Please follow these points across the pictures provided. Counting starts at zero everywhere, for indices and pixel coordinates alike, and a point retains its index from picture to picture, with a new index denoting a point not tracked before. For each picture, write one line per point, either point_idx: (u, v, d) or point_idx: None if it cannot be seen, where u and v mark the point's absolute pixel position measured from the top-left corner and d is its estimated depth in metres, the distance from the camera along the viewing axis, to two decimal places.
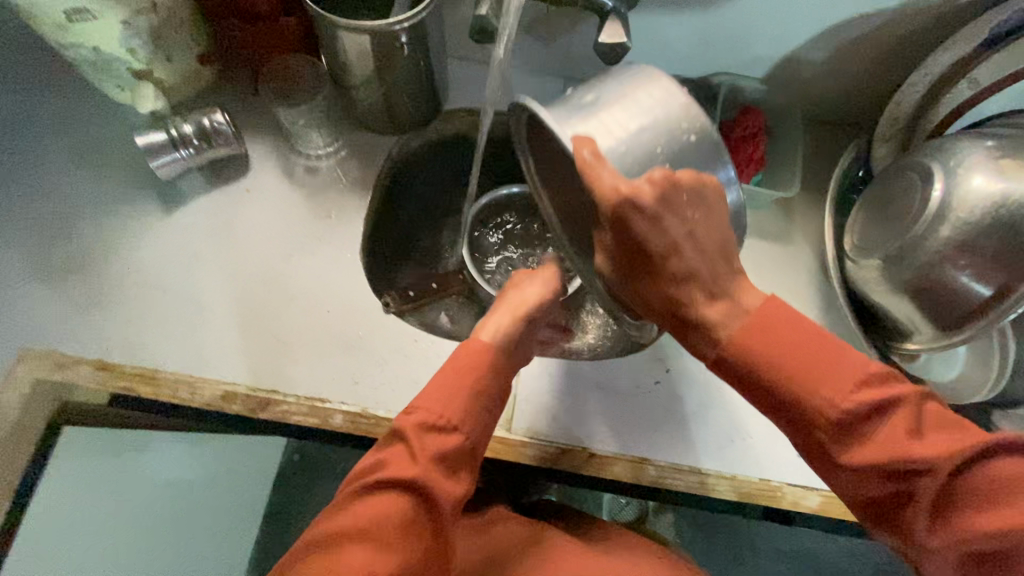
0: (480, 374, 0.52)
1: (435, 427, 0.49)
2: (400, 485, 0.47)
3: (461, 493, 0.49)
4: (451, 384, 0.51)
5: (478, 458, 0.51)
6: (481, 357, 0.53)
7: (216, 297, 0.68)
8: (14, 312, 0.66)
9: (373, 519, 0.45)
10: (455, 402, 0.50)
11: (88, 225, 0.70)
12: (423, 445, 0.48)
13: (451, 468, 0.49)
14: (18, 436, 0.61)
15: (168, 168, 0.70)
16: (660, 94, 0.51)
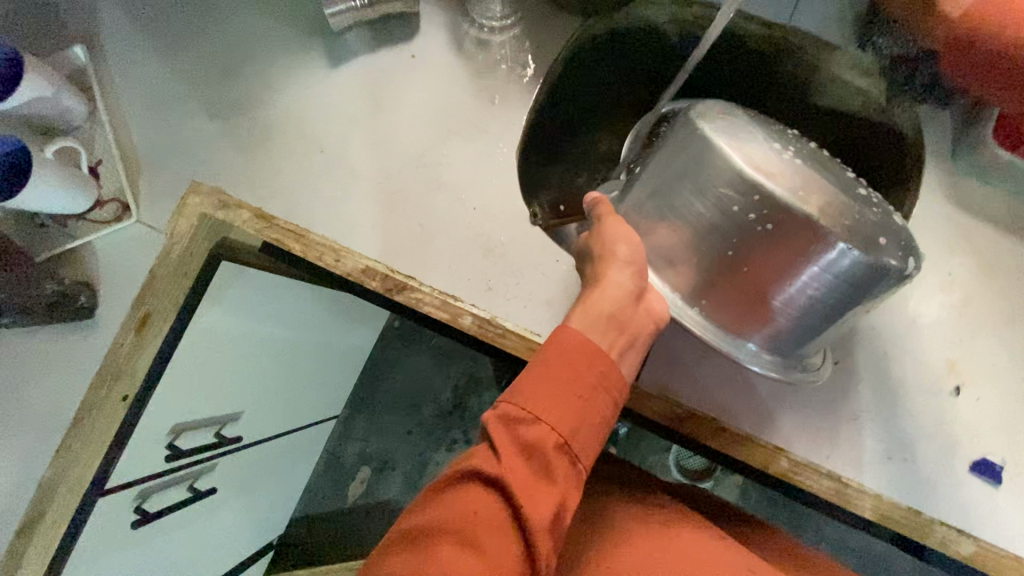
0: (567, 365, 0.42)
1: (521, 422, 0.40)
2: (484, 479, 0.39)
3: (557, 502, 0.39)
4: (548, 376, 0.42)
5: (576, 456, 0.41)
6: (569, 351, 0.43)
7: (368, 167, 0.66)
8: (189, 143, 0.68)
9: (456, 518, 0.38)
10: (542, 397, 0.41)
11: (258, 66, 0.68)
12: (509, 440, 0.40)
13: (542, 467, 0.40)
14: (185, 262, 0.66)
15: (339, 18, 0.65)
16: (754, 161, 0.43)
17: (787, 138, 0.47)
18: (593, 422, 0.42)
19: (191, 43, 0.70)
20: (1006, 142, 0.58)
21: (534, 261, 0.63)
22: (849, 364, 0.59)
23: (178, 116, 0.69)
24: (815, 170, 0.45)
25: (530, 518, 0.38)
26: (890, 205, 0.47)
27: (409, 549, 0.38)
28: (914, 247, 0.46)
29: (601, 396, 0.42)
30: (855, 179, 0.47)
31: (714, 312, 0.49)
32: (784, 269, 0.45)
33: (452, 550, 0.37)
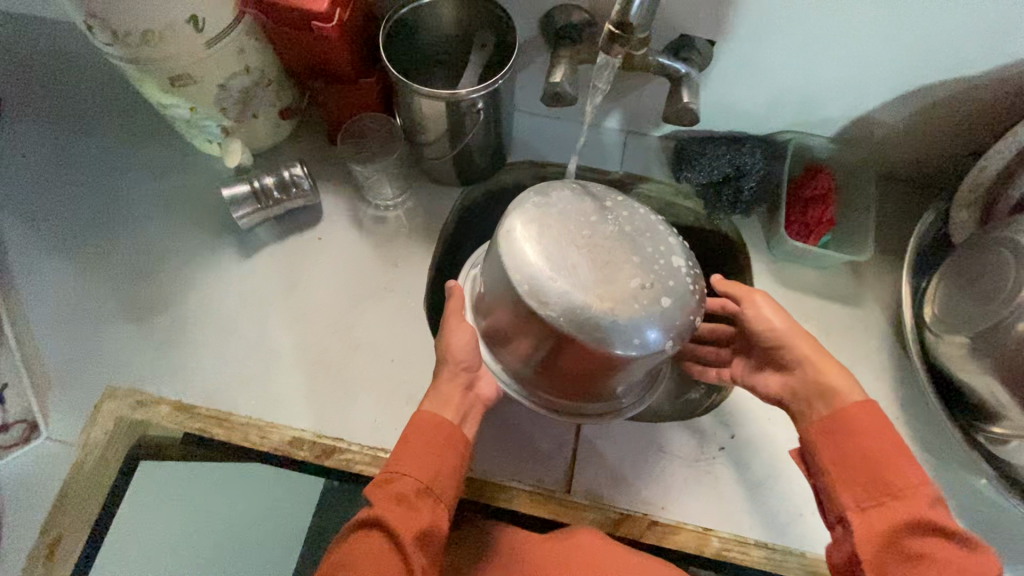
0: (420, 429, 0.54)
1: (392, 477, 0.51)
2: (369, 524, 0.49)
3: (427, 530, 0.49)
4: (409, 441, 0.53)
5: (441, 497, 0.52)
6: (422, 421, 0.54)
7: (287, 341, 0.71)
8: (104, 350, 0.70)
9: (351, 558, 0.47)
10: (407, 456, 0.52)
11: (172, 269, 0.74)
12: (384, 493, 0.50)
13: (413, 509, 0.50)
14: (100, 469, 0.64)
15: (248, 218, 0.74)
16: (535, 267, 0.54)
17: (572, 248, 0.55)
18: (449, 470, 0.53)
19: (104, 257, 0.74)
20: (800, 235, 0.75)
21: None
22: (746, 436, 0.68)
23: (91, 325, 0.71)
24: (584, 275, 0.54)
25: (408, 544, 0.48)
26: (668, 286, 0.55)
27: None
28: (682, 326, 0.55)
29: (452, 452, 0.53)
30: (639, 264, 0.55)
31: (546, 386, 0.64)
32: (575, 363, 0.57)
33: None
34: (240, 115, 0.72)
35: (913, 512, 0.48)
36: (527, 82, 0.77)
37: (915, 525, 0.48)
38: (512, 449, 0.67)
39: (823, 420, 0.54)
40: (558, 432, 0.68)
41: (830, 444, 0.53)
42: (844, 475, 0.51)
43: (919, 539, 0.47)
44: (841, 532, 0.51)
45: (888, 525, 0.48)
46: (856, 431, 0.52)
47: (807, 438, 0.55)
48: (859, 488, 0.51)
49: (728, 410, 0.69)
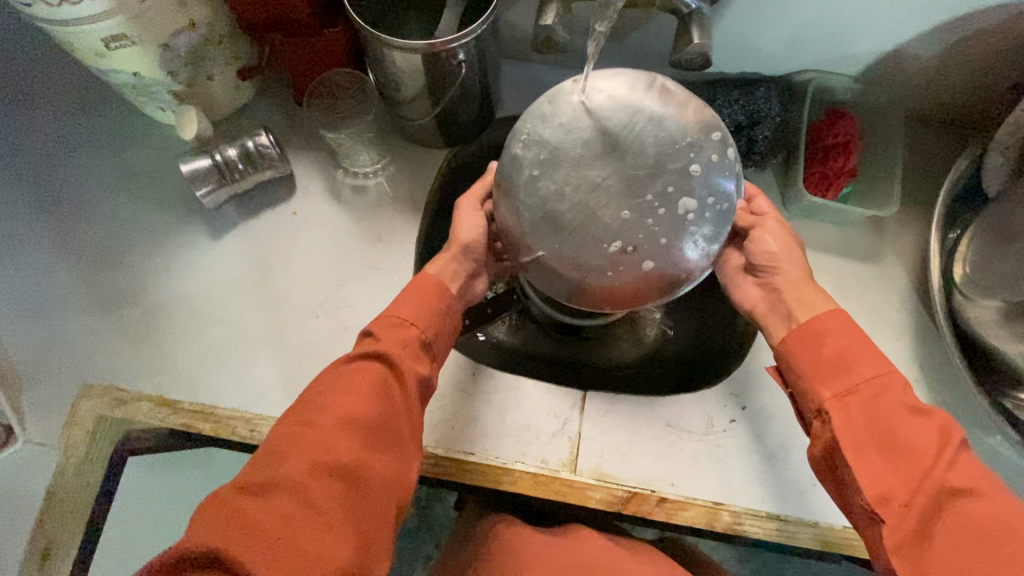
0: (428, 283, 0.54)
1: (398, 320, 0.51)
2: (376, 352, 0.49)
3: (429, 372, 0.51)
4: (414, 291, 0.53)
5: (438, 352, 0.53)
6: (431, 278, 0.55)
7: (270, 328, 0.66)
8: (74, 345, 0.66)
9: (354, 380, 0.47)
10: (416, 300, 0.53)
11: (137, 254, 0.68)
12: (392, 332, 0.50)
13: (417, 353, 0.51)
14: (84, 472, 0.61)
15: (213, 197, 0.67)
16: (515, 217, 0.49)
17: (559, 189, 0.46)
18: (446, 331, 0.54)
19: (63, 244, 0.69)
20: (819, 188, 0.69)
21: (454, 381, 0.65)
22: (758, 407, 0.65)
23: (57, 319, 0.66)
24: (560, 235, 0.47)
25: (412, 378, 0.49)
26: (659, 244, 0.47)
27: (305, 408, 0.46)
28: (672, 281, 0.49)
29: (450, 319, 0.54)
30: (634, 213, 0.46)
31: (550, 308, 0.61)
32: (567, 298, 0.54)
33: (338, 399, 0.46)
34: (192, 79, 0.64)
35: (884, 400, 0.45)
36: (514, 25, 0.68)
37: (891, 408, 0.45)
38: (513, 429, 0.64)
39: (793, 330, 0.52)
40: (562, 410, 0.65)
41: (822, 373, 0.49)
42: (818, 374, 0.49)
43: (893, 418, 0.44)
44: (820, 428, 0.48)
45: (864, 411, 0.46)
46: (823, 333, 0.50)
47: (782, 347, 0.52)
48: (834, 382, 0.48)
49: (738, 380, 0.66)
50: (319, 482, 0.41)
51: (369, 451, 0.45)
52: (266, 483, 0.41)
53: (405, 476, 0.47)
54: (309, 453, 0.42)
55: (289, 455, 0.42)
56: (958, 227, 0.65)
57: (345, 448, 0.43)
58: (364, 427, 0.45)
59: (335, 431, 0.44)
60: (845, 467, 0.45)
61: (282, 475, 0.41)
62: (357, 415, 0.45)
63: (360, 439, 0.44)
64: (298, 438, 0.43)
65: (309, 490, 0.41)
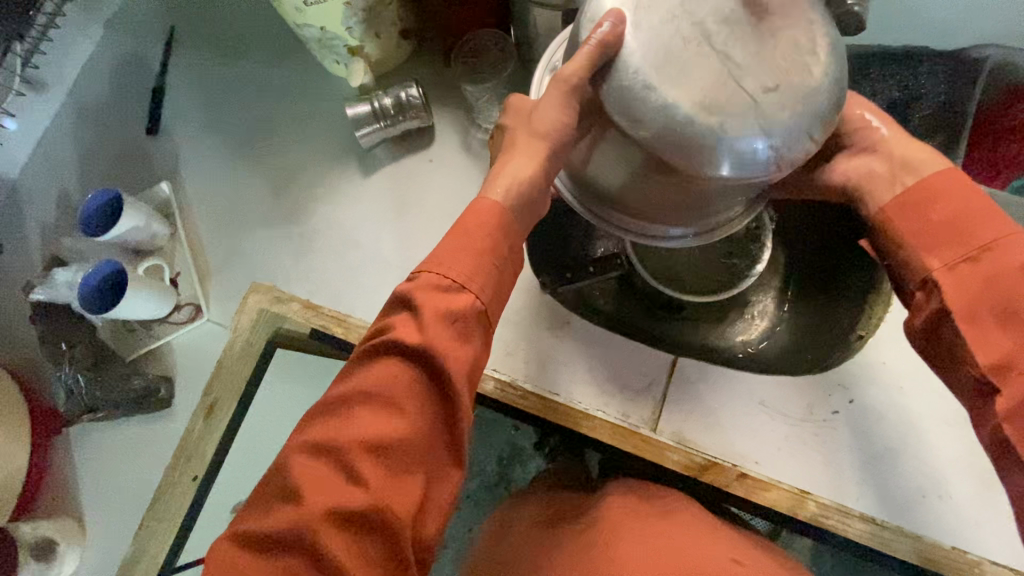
0: (482, 243, 0.48)
1: (435, 294, 0.46)
2: (403, 350, 0.44)
3: (472, 354, 0.46)
4: (463, 245, 0.48)
5: (487, 325, 0.48)
6: (492, 210, 0.49)
7: (400, 256, 0.76)
8: (250, 250, 0.80)
9: (379, 386, 0.44)
10: (462, 268, 0.47)
11: (303, 183, 0.81)
12: (428, 307, 0.45)
13: (461, 331, 0.46)
14: (248, 350, 0.76)
15: (369, 137, 0.77)
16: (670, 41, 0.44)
17: None
18: (503, 280, 0.49)
19: (253, 168, 0.84)
20: (985, 176, 0.66)
21: (549, 326, 0.69)
22: (866, 402, 0.61)
23: (240, 228, 0.81)
24: (732, 39, 0.43)
25: (450, 372, 0.45)
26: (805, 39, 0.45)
27: (331, 422, 0.44)
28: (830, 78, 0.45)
29: (512, 258, 0.50)
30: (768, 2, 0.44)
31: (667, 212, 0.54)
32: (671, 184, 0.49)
33: (370, 412, 0.43)
34: (364, 35, 0.74)
35: (1004, 258, 0.45)
36: None
37: (1007, 265, 0.44)
38: (599, 378, 0.66)
39: (893, 199, 0.51)
40: (652, 370, 0.66)
41: (920, 228, 0.49)
42: (927, 244, 0.48)
43: (1008, 276, 0.44)
44: (923, 300, 0.48)
45: (978, 278, 0.45)
46: (933, 197, 0.49)
47: (881, 217, 0.51)
48: (945, 251, 0.47)
49: (846, 370, 0.62)
50: (332, 532, 0.41)
51: (393, 476, 0.43)
52: (279, 530, 0.41)
53: (438, 483, 0.45)
54: (332, 482, 0.42)
55: (307, 486, 0.42)
56: None
57: (363, 488, 0.42)
58: (385, 454, 0.43)
59: (355, 459, 0.42)
60: (954, 334, 0.46)
61: (300, 522, 0.40)
62: (377, 440, 0.43)
63: (380, 468, 0.42)
64: (318, 468, 0.42)
65: (322, 542, 0.40)
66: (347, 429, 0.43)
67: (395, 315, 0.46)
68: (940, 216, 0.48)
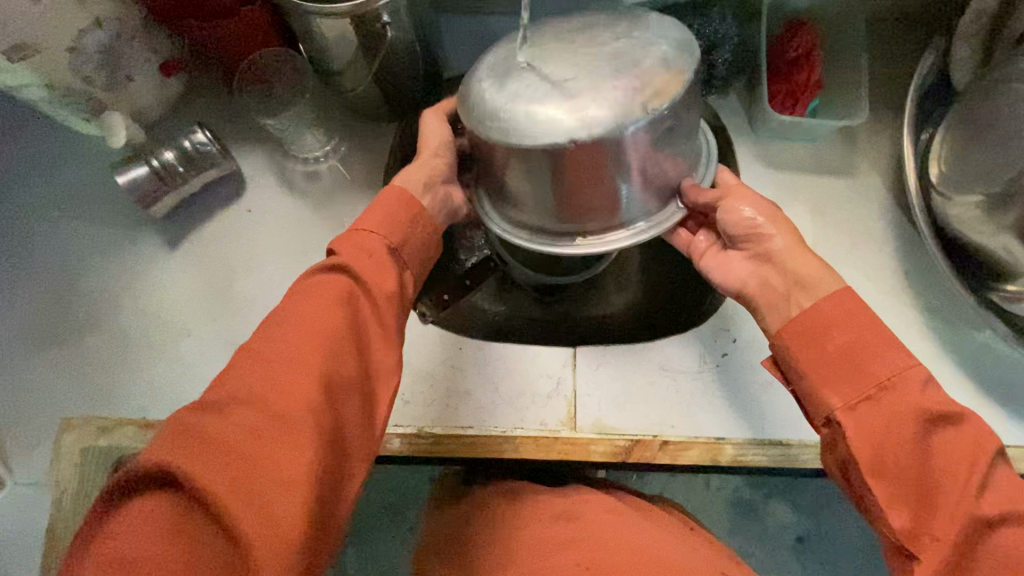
0: (400, 197, 0.49)
1: (358, 234, 0.47)
2: (335, 267, 0.44)
3: (398, 283, 0.47)
4: (379, 200, 0.49)
5: (405, 263, 0.49)
6: (400, 190, 0.50)
7: (245, 329, 0.64)
8: (40, 381, 0.63)
9: (314, 295, 0.42)
10: (379, 215, 0.48)
11: (89, 278, 0.65)
12: (350, 243, 0.46)
13: (382, 259, 0.46)
14: (82, 505, 0.60)
15: (159, 204, 0.64)
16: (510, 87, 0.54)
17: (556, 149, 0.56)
18: (421, 237, 0.50)
19: (14, 276, 0.65)
20: (784, 106, 0.67)
21: (441, 359, 0.64)
22: (747, 336, 0.64)
23: (19, 357, 0.63)
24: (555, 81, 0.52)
25: (377, 291, 0.45)
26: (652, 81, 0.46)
27: (267, 321, 0.41)
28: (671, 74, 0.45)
29: (426, 223, 0.50)
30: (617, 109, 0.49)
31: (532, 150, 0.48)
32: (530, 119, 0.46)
33: (308, 306, 0.42)
34: (112, 82, 0.59)
35: (905, 401, 0.41)
36: None
37: (904, 411, 0.40)
38: (507, 396, 0.63)
39: (791, 322, 0.46)
40: (554, 370, 0.64)
41: (811, 347, 0.44)
42: (828, 377, 0.43)
43: (906, 426, 0.40)
44: (829, 438, 0.44)
45: (879, 420, 0.41)
46: (828, 326, 0.44)
47: (777, 341, 0.47)
48: (845, 388, 0.43)
49: (724, 314, 0.65)
50: (276, 400, 0.37)
51: (333, 359, 0.40)
52: (226, 401, 0.36)
53: (378, 385, 0.44)
54: (268, 361, 0.39)
55: (246, 368, 0.38)
56: (929, 127, 0.62)
57: (305, 363, 0.39)
58: (323, 347, 0.40)
59: (293, 340, 0.40)
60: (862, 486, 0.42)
61: (240, 390, 0.37)
62: (313, 331, 0.40)
63: (318, 356, 0.40)
64: (257, 349, 0.39)
65: (266, 403, 0.37)
66: (284, 321, 0.41)
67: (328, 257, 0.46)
68: (844, 344, 0.43)
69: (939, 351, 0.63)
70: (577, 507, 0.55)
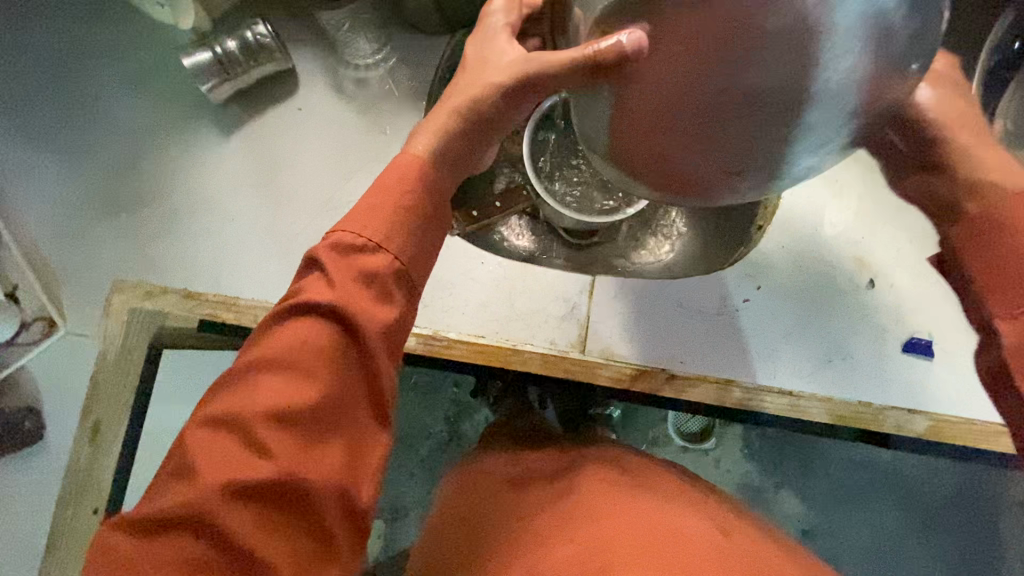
0: (405, 198, 0.42)
1: (349, 251, 0.40)
2: (311, 308, 0.39)
3: (397, 314, 0.41)
4: (380, 202, 0.42)
5: (409, 288, 0.42)
6: (415, 165, 0.44)
7: (286, 222, 0.68)
8: (97, 245, 0.68)
9: (289, 348, 0.38)
10: (375, 220, 0.41)
11: (148, 157, 0.69)
12: (341, 266, 0.40)
13: (379, 292, 0.40)
14: (123, 360, 0.66)
15: (219, 91, 0.67)
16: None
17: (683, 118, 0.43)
18: (431, 253, 0.44)
19: (80, 146, 0.69)
20: None
21: (463, 271, 0.66)
22: (772, 285, 0.63)
23: (81, 222, 0.68)
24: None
25: (368, 333, 0.39)
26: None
27: (233, 391, 0.38)
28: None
29: (439, 222, 0.44)
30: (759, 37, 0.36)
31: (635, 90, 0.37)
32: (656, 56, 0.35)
33: (276, 379, 0.38)
34: None
35: None
36: None
37: None
38: (522, 314, 0.64)
39: (970, 227, 0.44)
40: (571, 294, 0.64)
41: (979, 250, 0.44)
42: (994, 286, 0.43)
43: None
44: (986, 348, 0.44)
45: None
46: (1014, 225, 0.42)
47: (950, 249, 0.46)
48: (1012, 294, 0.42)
49: (751, 261, 0.64)
50: (230, 512, 0.35)
51: (302, 452, 0.37)
52: (174, 513, 0.35)
53: (367, 448, 0.40)
54: (227, 459, 0.36)
55: (202, 471, 0.36)
56: (998, 91, 0.58)
57: (268, 459, 0.36)
58: (296, 425, 0.37)
59: (258, 431, 0.36)
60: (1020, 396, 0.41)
61: (189, 499, 0.35)
62: (277, 418, 0.37)
63: (290, 441, 0.37)
64: (215, 442, 0.37)
65: (218, 520, 0.35)
66: (250, 399, 0.37)
67: (308, 272, 0.41)
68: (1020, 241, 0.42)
69: None
70: (565, 482, 0.57)
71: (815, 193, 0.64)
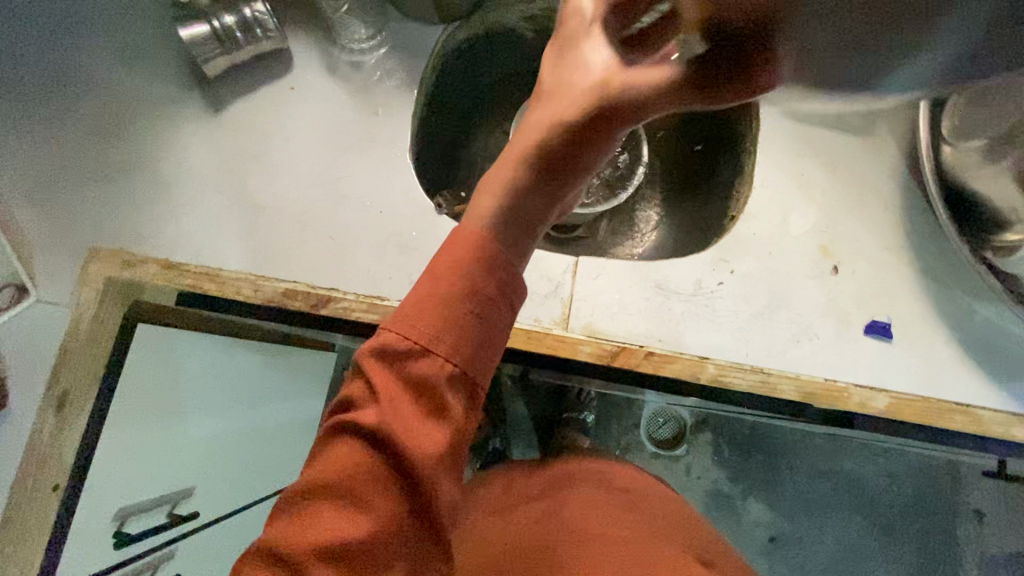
0: (459, 287, 0.36)
1: (396, 357, 0.35)
2: (358, 430, 0.35)
3: (454, 437, 0.36)
4: (426, 300, 0.36)
5: (467, 396, 0.36)
6: (473, 240, 0.37)
7: (273, 197, 0.68)
8: (77, 211, 0.67)
9: (340, 478, 0.35)
10: (424, 325, 0.35)
11: (137, 126, 0.69)
12: (390, 381, 0.35)
13: (432, 409, 0.35)
14: (97, 328, 0.64)
15: (213, 64, 0.68)
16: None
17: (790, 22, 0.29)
18: (489, 352, 0.37)
19: (65, 113, 0.69)
20: None
21: None
22: (743, 270, 0.66)
23: (61, 187, 0.67)
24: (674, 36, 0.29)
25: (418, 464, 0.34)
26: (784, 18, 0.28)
27: (287, 519, 0.36)
28: None
29: (501, 302, 0.37)
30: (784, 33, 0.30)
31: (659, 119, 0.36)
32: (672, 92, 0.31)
33: (328, 512, 0.35)
34: None
35: None
36: None
37: None
38: None
39: None
40: (554, 274, 0.66)
41: None
42: None
43: None
44: None
45: None
46: None
47: None
48: None
49: (724, 246, 0.67)
50: None
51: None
52: None
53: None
54: None
55: None
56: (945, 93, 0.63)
57: None
58: (345, 559, 0.35)
59: (308, 563, 0.34)
60: None
61: None
62: (327, 552, 0.34)
63: (349, 573, 0.34)
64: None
65: None
66: (303, 530, 0.35)
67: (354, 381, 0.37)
68: None
69: (930, 309, 0.65)
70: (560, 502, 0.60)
71: (782, 187, 0.69)
